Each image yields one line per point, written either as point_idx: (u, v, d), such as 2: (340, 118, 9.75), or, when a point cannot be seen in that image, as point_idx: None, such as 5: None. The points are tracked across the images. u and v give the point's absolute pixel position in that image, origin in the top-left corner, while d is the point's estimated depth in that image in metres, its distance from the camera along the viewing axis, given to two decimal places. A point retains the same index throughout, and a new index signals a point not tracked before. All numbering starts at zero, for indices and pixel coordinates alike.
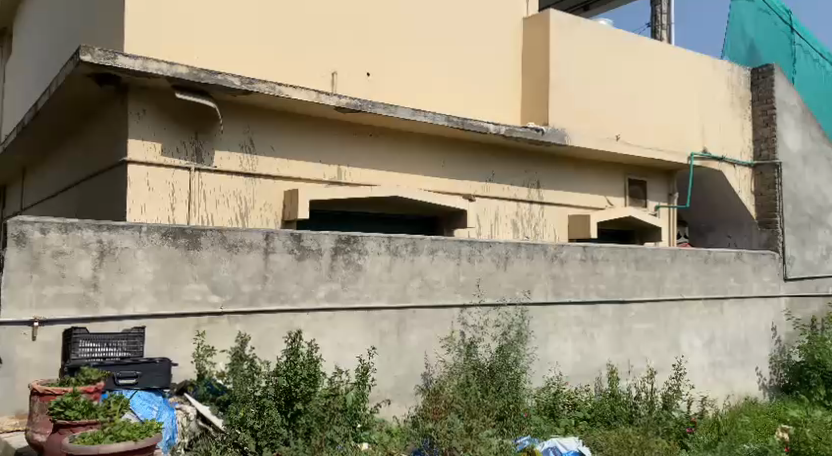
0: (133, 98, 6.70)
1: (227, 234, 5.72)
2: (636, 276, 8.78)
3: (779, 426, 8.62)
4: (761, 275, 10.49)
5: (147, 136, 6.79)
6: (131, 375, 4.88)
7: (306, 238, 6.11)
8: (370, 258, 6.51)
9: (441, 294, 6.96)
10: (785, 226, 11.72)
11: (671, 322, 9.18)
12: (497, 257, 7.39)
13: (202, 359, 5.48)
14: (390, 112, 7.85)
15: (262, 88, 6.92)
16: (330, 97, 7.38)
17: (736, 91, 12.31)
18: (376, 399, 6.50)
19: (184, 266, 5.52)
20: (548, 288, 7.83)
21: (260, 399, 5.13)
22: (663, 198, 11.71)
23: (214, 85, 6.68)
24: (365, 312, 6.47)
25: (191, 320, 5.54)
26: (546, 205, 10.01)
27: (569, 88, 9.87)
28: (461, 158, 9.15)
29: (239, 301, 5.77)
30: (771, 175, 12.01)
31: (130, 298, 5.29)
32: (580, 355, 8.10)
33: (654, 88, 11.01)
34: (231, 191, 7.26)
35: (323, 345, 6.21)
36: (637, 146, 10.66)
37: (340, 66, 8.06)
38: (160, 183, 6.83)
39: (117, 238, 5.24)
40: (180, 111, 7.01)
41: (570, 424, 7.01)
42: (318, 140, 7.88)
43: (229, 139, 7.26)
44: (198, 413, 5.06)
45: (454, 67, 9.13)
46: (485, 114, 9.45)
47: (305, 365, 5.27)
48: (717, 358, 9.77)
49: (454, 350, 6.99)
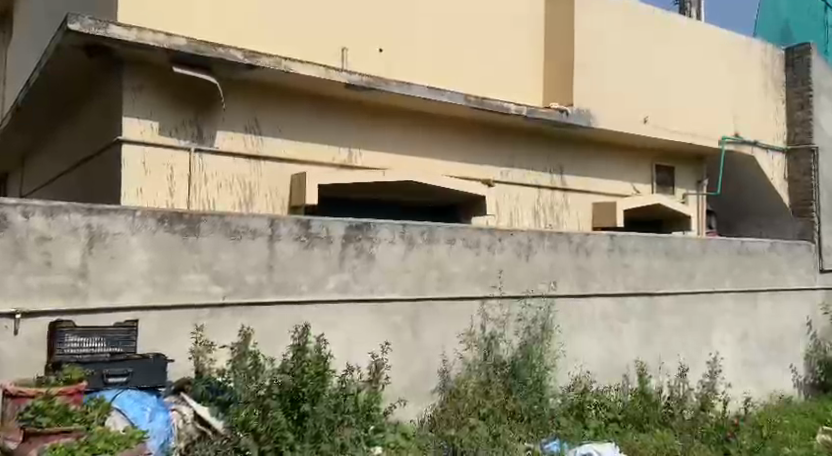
0: (131, 74, 6.24)
1: (229, 219, 5.25)
2: (666, 269, 8.27)
3: (821, 428, 8.11)
4: (797, 266, 9.94)
5: (143, 115, 6.33)
6: (121, 373, 4.39)
7: (314, 224, 5.65)
8: (384, 246, 6.04)
9: (460, 287, 6.49)
10: (821, 215, 11.23)
11: (702, 318, 8.65)
12: (519, 247, 6.89)
13: (202, 355, 5.02)
14: (405, 89, 7.34)
15: (266, 63, 6.43)
16: (340, 73, 6.89)
17: (770, 73, 11.67)
18: (391, 399, 6.02)
19: (182, 254, 5.07)
20: (573, 281, 7.32)
21: (264, 399, 4.70)
22: (692, 186, 11.15)
23: (215, 60, 6.20)
24: (378, 305, 6.00)
25: (189, 313, 5.09)
26: (569, 192, 9.48)
27: (593, 67, 9.35)
28: (478, 141, 8.62)
29: (243, 292, 5.32)
30: (807, 161, 11.45)
31: (123, 289, 4.84)
32: (607, 351, 7.59)
33: (683, 69, 10.44)
34: (234, 175, 6.82)
35: (332, 341, 5.74)
36: (666, 128, 10.10)
37: (351, 41, 7.60)
38: (158, 165, 6.39)
39: (109, 223, 4.79)
40: (181, 89, 6.55)
41: (600, 426, 6.56)
42: (328, 122, 7.42)
43: (234, 119, 6.82)
44: (196, 415, 4.62)
45: (473, 45, 8.61)
46: (505, 96, 8.93)
47: (313, 363, 4.85)
48: (751, 355, 9.24)
49: (473, 346, 6.51)
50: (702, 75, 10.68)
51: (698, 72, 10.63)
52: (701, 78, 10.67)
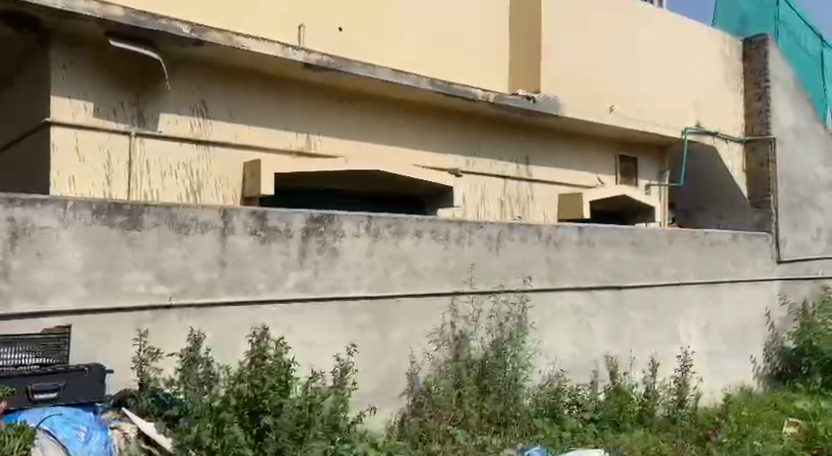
0: (59, 48, 5.55)
1: (175, 211, 4.67)
2: (635, 261, 7.99)
3: (789, 420, 7.93)
4: (757, 257, 9.81)
5: (76, 94, 5.67)
6: (51, 388, 3.78)
7: (272, 216, 5.11)
8: (348, 240, 5.54)
9: (429, 283, 6.03)
10: (779, 207, 10.96)
11: (669, 311, 8.42)
12: (489, 239, 6.47)
13: (146, 364, 4.46)
14: (368, 72, 6.85)
15: (216, 39, 5.85)
16: (297, 52, 6.36)
17: (729, 64, 11.58)
18: (359, 406, 5.55)
19: (122, 250, 4.48)
20: (544, 275, 6.95)
21: (218, 412, 4.14)
22: (654, 176, 10.98)
23: (157, 33, 5.57)
24: (341, 303, 5.50)
25: (130, 317, 4.51)
26: (535, 182, 9.14)
27: (558, 53, 9.02)
28: (444, 127, 8.20)
29: (192, 292, 4.75)
30: (764, 151, 11.35)
31: (53, 290, 4.22)
32: (578, 347, 7.24)
33: (646, 58, 10.22)
34: (178, 162, 6.21)
35: (293, 344, 5.22)
36: (631, 117, 9.87)
37: (309, 18, 7.06)
38: (94, 151, 5.74)
39: (34, 215, 4.16)
40: (118, 67, 5.90)
41: (578, 428, 6.18)
42: (284, 108, 6.87)
43: (180, 99, 6.21)
44: (141, 432, 4.00)
45: (436, 26, 8.18)
46: (467, 81, 8.53)
47: (275, 371, 4.34)
48: (715, 348, 9.04)
49: (444, 345, 6.10)
50: (664, 64, 10.49)
51: (661, 61, 10.43)
52: (663, 68, 10.47)
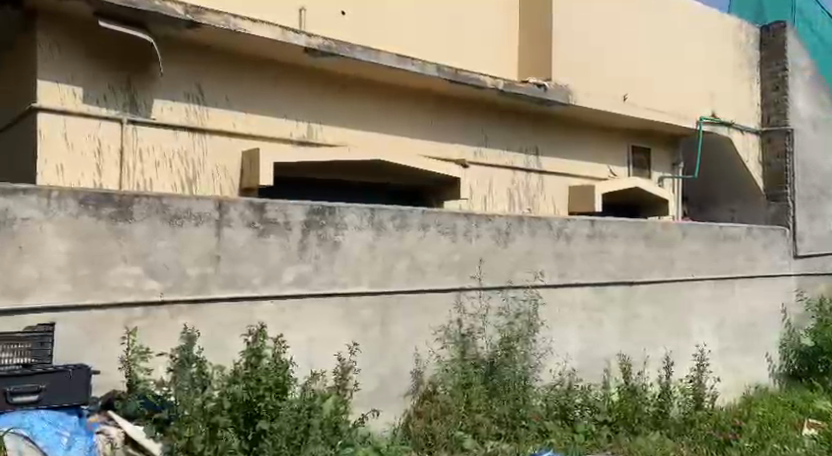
0: (46, 31, 5.30)
1: (167, 202, 4.42)
2: (648, 256, 7.70)
3: (807, 420, 7.64)
4: (773, 251, 9.50)
5: (65, 80, 5.43)
6: (32, 390, 3.53)
7: (269, 208, 4.85)
8: (350, 233, 5.27)
9: (434, 278, 5.76)
10: (796, 199, 10.89)
11: (682, 308, 8.14)
12: (497, 233, 6.19)
13: (134, 364, 4.19)
14: (371, 57, 6.59)
15: (211, 21, 5.59)
16: (297, 36, 6.10)
17: (746, 52, 11.21)
18: (360, 408, 5.30)
19: (110, 244, 4.22)
20: (554, 269, 6.67)
21: (211, 416, 3.86)
22: (667, 168, 10.65)
23: (148, 14, 5.31)
24: (342, 299, 5.24)
25: (118, 315, 4.26)
26: (544, 174, 8.85)
27: (569, 40, 8.71)
28: (449, 116, 7.92)
29: (184, 288, 4.50)
30: (781, 142, 11.05)
31: (35, 287, 3.97)
32: (588, 344, 6.97)
33: (657, 47, 9.88)
34: (171, 151, 5.94)
35: (291, 342, 4.96)
36: (644, 107, 9.56)
37: (309, 2, 6.79)
38: (83, 139, 5.49)
39: (15, 206, 3.91)
40: (109, 51, 5.64)
41: (590, 431, 5.93)
42: (284, 94, 6.61)
43: (173, 85, 5.95)
44: (127, 437, 3.75)
45: (442, 11, 7.89)
46: (475, 68, 8.25)
47: (271, 373, 4.09)
48: (728, 345, 8.76)
49: (449, 343, 5.83)
50: (676, 52, 10.16)
51: (673, 49, 10.11)
52: (676, 56, 10.15)
